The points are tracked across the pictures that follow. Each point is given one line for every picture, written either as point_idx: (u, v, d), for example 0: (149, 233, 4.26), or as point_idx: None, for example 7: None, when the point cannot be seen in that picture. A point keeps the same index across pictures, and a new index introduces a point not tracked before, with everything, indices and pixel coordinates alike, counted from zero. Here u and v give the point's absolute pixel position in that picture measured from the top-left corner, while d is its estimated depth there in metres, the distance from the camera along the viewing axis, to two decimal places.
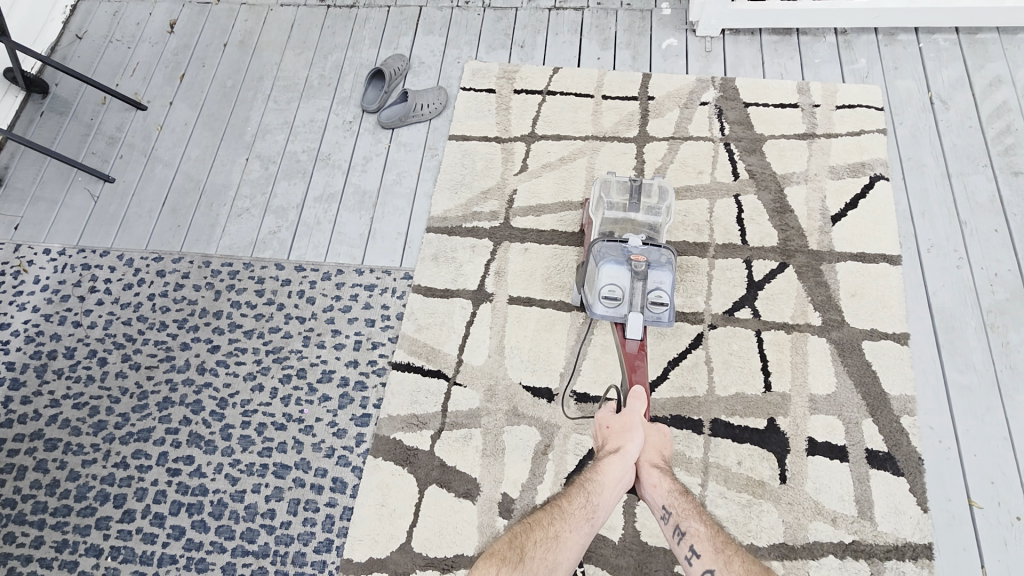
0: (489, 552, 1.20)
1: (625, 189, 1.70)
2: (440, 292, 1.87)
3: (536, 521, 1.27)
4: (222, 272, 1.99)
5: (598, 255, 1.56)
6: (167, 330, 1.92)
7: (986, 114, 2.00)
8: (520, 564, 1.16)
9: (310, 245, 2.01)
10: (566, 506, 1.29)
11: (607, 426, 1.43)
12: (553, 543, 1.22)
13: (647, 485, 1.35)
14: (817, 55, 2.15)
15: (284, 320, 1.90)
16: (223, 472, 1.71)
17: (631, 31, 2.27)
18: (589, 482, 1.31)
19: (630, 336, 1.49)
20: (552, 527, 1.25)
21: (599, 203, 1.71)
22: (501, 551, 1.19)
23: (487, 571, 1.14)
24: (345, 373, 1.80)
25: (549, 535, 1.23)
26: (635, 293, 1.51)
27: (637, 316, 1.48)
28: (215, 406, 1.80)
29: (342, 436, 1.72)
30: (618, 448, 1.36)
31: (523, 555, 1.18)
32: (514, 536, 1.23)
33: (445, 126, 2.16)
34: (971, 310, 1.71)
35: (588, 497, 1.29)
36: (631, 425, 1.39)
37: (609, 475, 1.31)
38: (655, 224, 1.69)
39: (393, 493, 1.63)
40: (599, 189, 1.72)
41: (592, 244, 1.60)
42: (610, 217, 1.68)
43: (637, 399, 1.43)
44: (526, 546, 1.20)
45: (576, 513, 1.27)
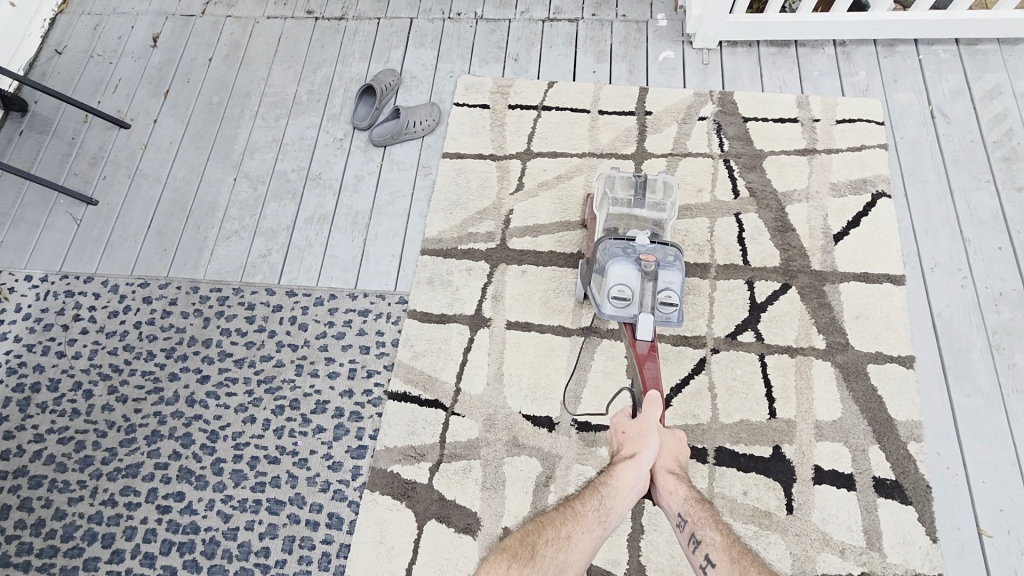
0: (500, 549, 1.19)
1: (630, 185, 1.66)
2: (437, 317, 1.83)
3: (548, 521, 1.23)
4: (210, 297, 1.93)
5: (605, 254, 1.48)
6: (154, 360, 1.86)
7: (988, 128, 1.97)
8: (529, 562, 1.13)
9: (302, 268, 1.95)
10: (579, 507, 1.23)
11: (622, 431, 1.33)
12: (564, 543, 1.18)
13: (663, 492, 1.28)
14: (815, 68, 2.11)
15: (276, 347, 1.84)
16: (215, 509, 1.66)
17: (626, 44, 2.22)
18: (604, 484, 1.24)
19: (641, 337, 1.37)
20: (563, 527, 1.20)
21: (604, 199, 1.69)
22: (512, 548, 1.17)
23: (496, 567, 1.13)
24: (339, 404, 1.75)
25: (560, 535, 1.19)
26: (645, 293, 1.40)
27: (647, 317, 1.37)
28: (206, 439, 1.74)
29: (337, 469, 1.67)
30: (634, 453, 1.27)
31: (533, 554, 1.15)
32: (525, 534, 1.21)
33: (439, 143, 2.11)
34: (976, 331, 1.69)
35: (601, 499, 1.22)
36: (647, 429, 1.28)
37: (624, 480, 1.23)
38: (659, 221, 1.64)
39: (392, 529, 1.59)
40: (604, 184, 1.70)
41: (599, 243, 1.51)
42: (615, 213, 1.65)
43: (652, 405, 1.31)
44: (537, 545, 1.17)
45: (589, 514, 1.21)
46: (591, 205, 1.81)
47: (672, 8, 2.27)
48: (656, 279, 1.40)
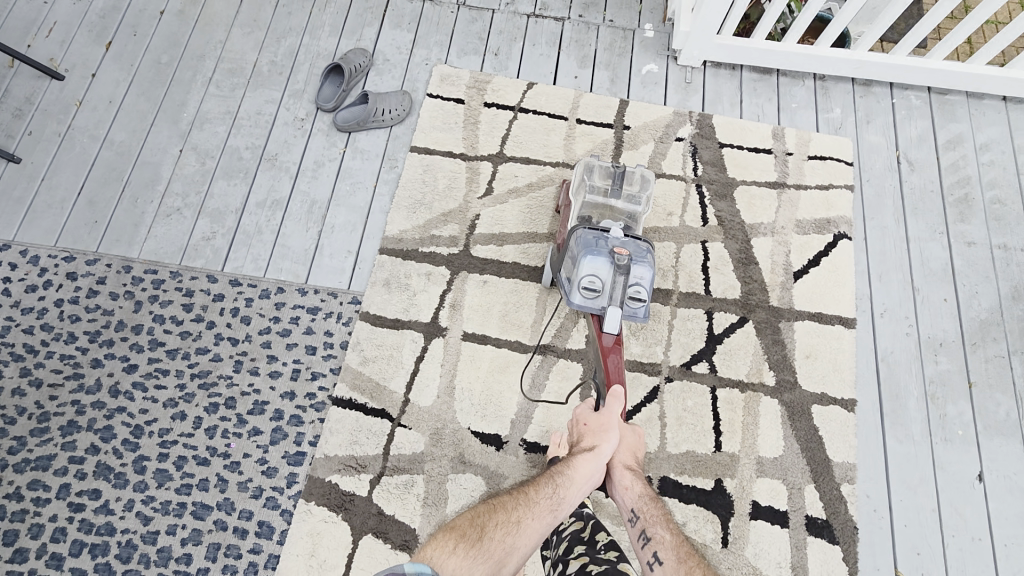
0: (448, 526, 1.08)
1: (608, 175, 1.63)
2: (390, 322, 1.75)
3: (498, 505, 1.16)
4: (144, 280, 1.79)
5: (579, 243, 1.46)
6: (75, 343, 1.71)
7: (948, 180, 2.02)
8: (477, 543, 1.04)
9: (249, 256, 1.83)
10: (532, 494, 1.18)
11: (584, 423, 1.37)
12: (514, 528, 1.11)
13: (617, 486, 1.30)
14: (794, 99, 2.11)
15: (214, 340, 1.72)
16: (134, 510, 1.55)
17: (611, 52, 2.16)
18: (560, 473, 1.22)
19: (607, 330, 1.38)
20: (514, 511, 1.14)
21: (581, 185, 1.65)
22: (461, 527, 1.07)
23: (443, 544, 1.02)
24: (279, 406, 1.66)
25: (511, 519, 1.12)
26: (615, 288, 1.39)
27: (615, 311, 1.37)
28: (129, 434, 1.62)
29: (272, 476, 1.59)
30: (593, 446, 1.29)
31: (482, 535, 1.06)
32: (476, 515, 1.11)
33: (408, 134, 2.00)
34: (915, 380, 1.75)
35: (556, 487, 1.19)
36: (608, 424, 1.32)
37: (582, 471, 1.22)
38: (633, 214, 1.62)
39: (325, 542, 1.53)
40: (582, 170, 1.65)
41: (572, 232, 1.48)
42: (592, 202, 1.62)
43: (616, 400, 1.35)
44: (487, 528, 1.08)
45: (542, 501, 1.17)
46: (566, 192, 1.76)
47: (660, 18, 2.22)
48: (628, 274, 1.38)
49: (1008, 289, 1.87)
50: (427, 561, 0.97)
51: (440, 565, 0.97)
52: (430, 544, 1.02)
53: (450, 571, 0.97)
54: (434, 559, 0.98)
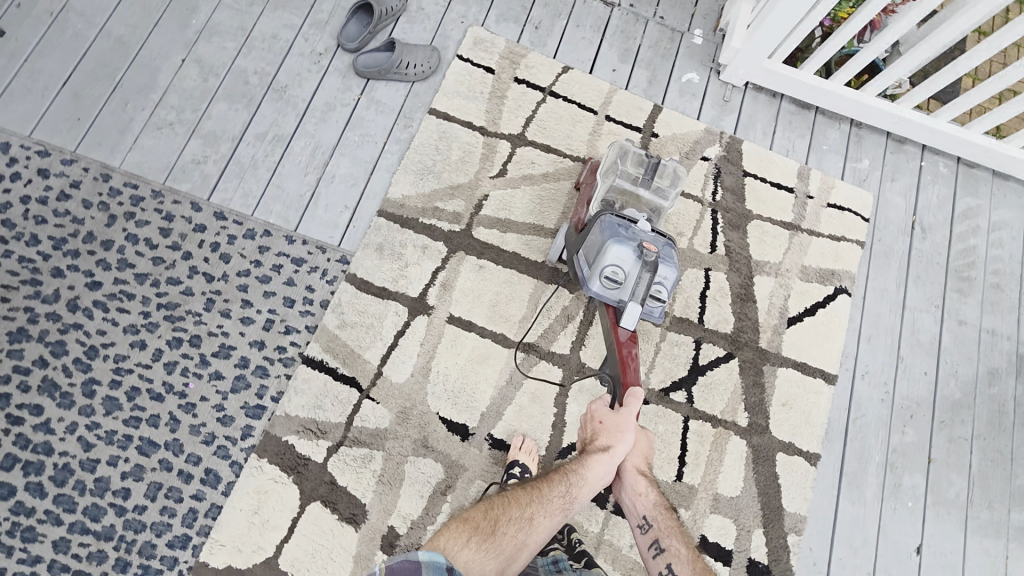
0: (462, 516, 1.16)
1: (641, 163, 1.57)
2: (376, 289, 1.68)
3: (512, 498, 1.23)
4: (122, 194, 1.67)
5: (606, 230, 1.39)
6: (37, 247, 1.59)
7: (956, 255, 2.01)
8: (490, 537, 1.13)
9: (239, 191, 1.72)
10: (546, 490, 1.25)
11: (599, 420, 1.34)
12: (526, 524, 1.19)
13: (630, 491, 1.33)
14: (826, 141, 2.06)
15: (188, 272, 1.63)
16: (76, 434, 1.48)
17: (655, 51, 2.06)
18: (573, 473, 1.26)
19: (624, 324, 1.34)
20: (527, 507, 1.21)
21: (612, 167, 1.60)
22: (475, 519, 1.15)
23: (457, 535, 1.11)
24: (246, 354, 1.59)
25: (524, 515, 1.20)
26: (638, 283, 1.33)
27: (634, 307, 1.32)
28: (82, 354, 1.53)
29: (227, 425, 1.53)
30: (609, 447, 1.29)
31: (495, 529, 1.14)
32: (490, 507, 1.19)
33: (429, 94, 1.89)
34: (879, 445, 1.78)
35: (570, 487, 1.25)
36: (625, 426, 1.31)
37: (595, 472, 1.25)
38: (657, 208, 1.59)
39: (271, 502, 1.49)
40: (616, 152, 1.63)
41: (600, 218, 1.41)
42: (619, 186, 1.57)
43: (633, 400, 1.32)
44: (500, 522, 1.16)
45: (555, 500, 1.24)
46: (591, 173, 1.69)
47: (712, 26, 2.11)
48: (654, 272, 1.33)
49: (986, 374, 1.90)
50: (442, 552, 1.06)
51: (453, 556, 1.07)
52: (444, 533, 1.11)
53: (461, 564, 1.06)
54: (448, 551, 1.07)
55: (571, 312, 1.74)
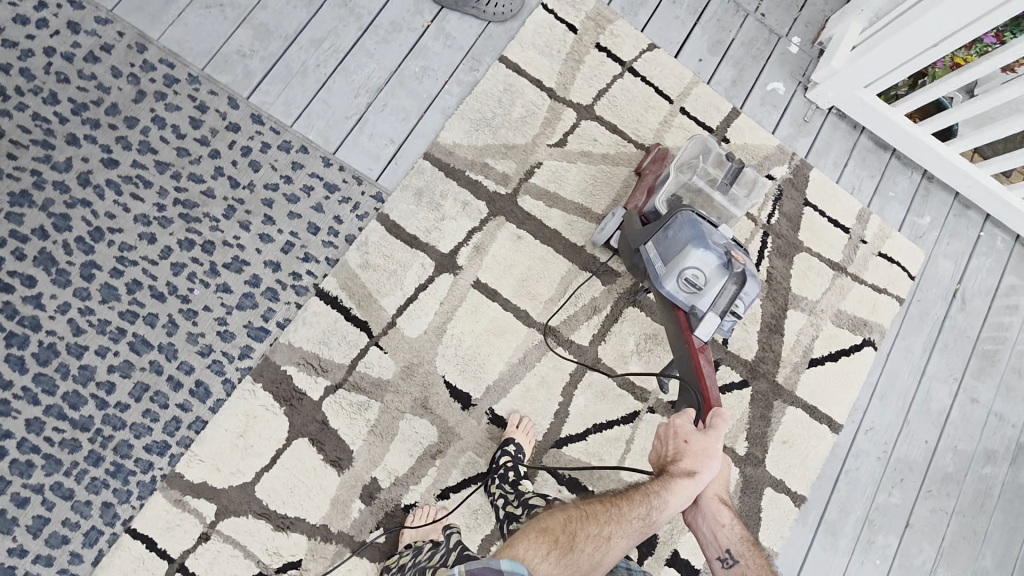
0: (541, 526, 1.10)
1: (721, 165, 1.54)
2: (407, 236, 1.59)
3: (591, 511, 1.14)
4: (156, 70, 1.52)
5: (692, 231, 1.40)
6: (54, 108, 1.46)
7: (988, 333, 1.97)
8: (567, 553, 1.06)
9: (282, 97, 1.59)
10: (625, 509, 1.15)
11: (685, 440, 1.24)
12: (604, 543, 1.10)
13: (711, 520, 1.23)
14: (894, 187, 1.97)
15: (212, 172, 1.51)
16: (67, 316, 1.40)
17: (747, 50, 1.92)
18: (655, 495, 1.15)
19: (698, 334, 1.39)
20: (606, 526, 1.12)
21: (691, 162, 1.56)
22: (552, 531, 1.08)
23: (535, 547, 1.05)
24: (259, 272, 1.50)
25: (602, 533, 1.11)
26: (721, 295, 1.38)
27: (714, 317, 1.37)
28: (86, 233, 1.43)
29: (226, 340, 1.46)
30: (693, 472, 1.20)
31: (571, 545, 1.07)
32: (568, 518, 1.11)
33: (503, 40, 1.74)
34: (864, 501, 1.78)
35: (651, 510, 1.14)
36: (712, 450, 1.22)
37: (679, 498, 1.16)
38: (726, 214, 1.54)
39: (257, 428, 1.44)
40: (698, 146, 1.58)
41: (684, 218, 1.41)
42: (692, 185, 1.52)
43: (721, 421, 1.27)
44: (578, 536, 1.09)
45: (634, 521, 1.13)
46: (658, 161, 1.64)
47: (811, 37, 1.97)
48: (741, 285, 1.37)
49: (983, 455, 1.90)
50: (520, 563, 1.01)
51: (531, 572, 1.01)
52: (521, 543, 1.05)
53: None
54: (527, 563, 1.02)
55: (599, 304, 1.67)
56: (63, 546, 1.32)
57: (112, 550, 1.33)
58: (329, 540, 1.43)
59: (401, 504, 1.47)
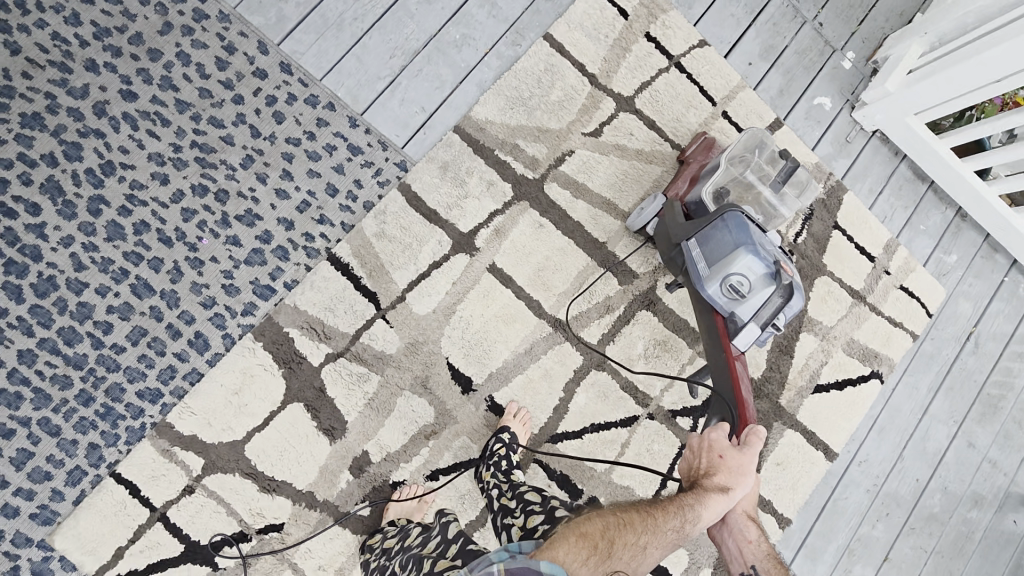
0: (578, 530, 0.98)
1: (773, 163, 1.59)
2: (426, 210, 1.54)
3: (626, 519, 1.04)
4: (185, 3, 1.45)
5: (741, 236, 1.38)
6: (75, 29, 1.39)
7: (995, 379, 1.95)
8: (608, 560, 0.95)
9: (314, 48, 1.51)
10: (660, 520, 1.05)
11: (719, 455, 1.19)
12: (639, 554, 1.00)
13: (737, 535, 1.18)
14: (925, 221, 1.93)
15: (234, 118, 1.45)
16: (70, 250, 1.35)
17: (799, 59, 1.85)
18: (692, 508, 1.08)
19: (736, 342, 1.39)
20: (643, 534, 1.02)
21: (743, 157, 1.57)
22: (591, 535, 0.97)
23: (575, 551, 0.93)
24: (271, 229, 1.45)
25: (638, 542, 1.01)
26: (766, 306, 1.37)
27: (755, 328, 1.37)
28: (97, 166, 1.38)
29: (231, 295, 1.42)
30: (727, 487, 1.14)
31: (610, 552, 0.97)
32: (606, 524, 1.01)
33: (550, 16, 1.66)
34: (847, 531, 1.79)
35: (686, 522, 1.06)
36: (746, 467, 1.18)
37: (713, 512, 1.10)
38: (771, 212, 1.56)
39: (253, 387, 1.41)
40: (752, 141, 1.60)
41: (734, 221, 1.39)
42: (743, 180, 1.54)
43: (756, 442, 1.24)
44: (615, 544, 0.98)
45: (669, 533, 1.04)
46: (704, 151, 1.63)
47: (866, 54, 1.90)
48: (787, 298, 1.36)
49: (970, 500, 1.90)
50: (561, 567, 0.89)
51: None
52: (561, 545, 0.92)
53: None
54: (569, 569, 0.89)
55: (612, 304, 1.64)
56: (45, 482, 1.30)
57: (95, 492, 1.32)
58: (313, 508, 1.42)
59: (389, 480, 1.45)
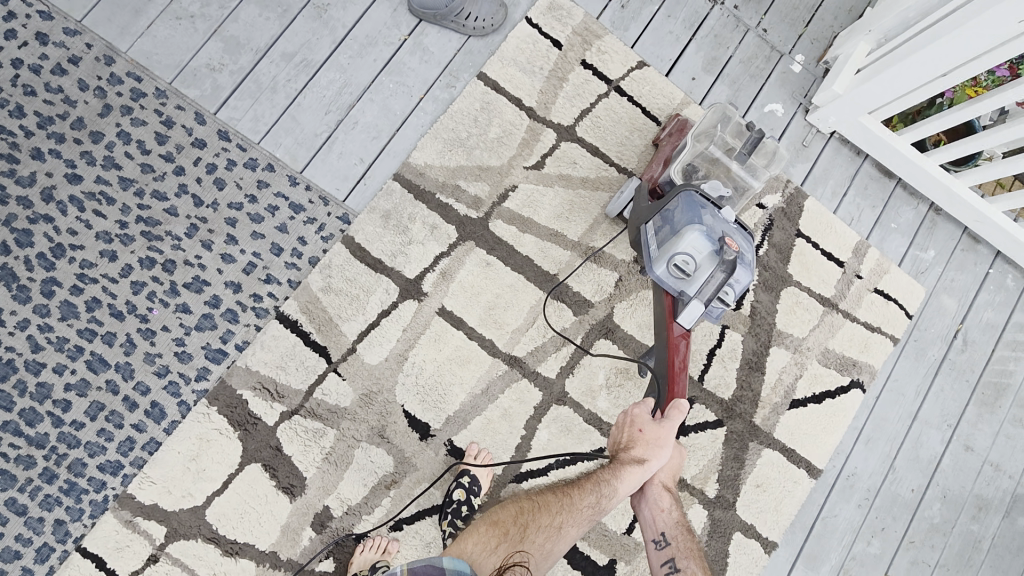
0: (492, 519, 1.25)
1: (739, 135, 1.53)
2: (371, 261, 1.55)
3: (543, 503, 1.28)
4: (123, 84, 1.50)
5: (688, 212, 1.33)
6: (20, 121, 1.45)
7: (990, 377, 1.85)
8: (518, 544, 1.20)
9: (250, 112, 1.55)
10: (576, 499, 1.28)
11: (639, 428, 1.29)
12: (555, 532, 1.24)
13: (653, 505, 1.32)
14: (897, 219, 1.86)
15: (176, 190, 1.49)
16: (26, 333, 1.40)
17: (745, 68, 1.81)
18: (605, 484, 1.25)
19: (680, 321, 1.31)
20: (557, 515, 1.26)
21: (709, 131, 1.53)
22: (505, 524, 1.23)
23: (486, 539, 1.20)
24: (218, 293, 1.48)
25: (553, 523, 1.25)
26: (709, 282, 1.29)
27: (698, 305, 1.28)
28: (48, 250, 1.43)
29: (183, 361, 1.45)
30: (643, 460, 1.26)
31: (523, 535, 1.22)
32: (521, 511, 1.26)
33: (483, 55, 1.67)
34: (840, 549, 1.71)
35: (600, 498, 1.25)
36: (664, 440, 1.28)
37: (629, 485, 1.24)
38: (744, 186, 1.51)
39: (210, 452, 1.43)
40: (717, 116, 1.55)
41: (683, 199, 1.35)
42: (709, 154, 1.50)
43: (677, 414, 1.30)
44: (529, 528, 1.23)
45: (584, 509, 1.26)
46: (676, 133, 1.60)
47: (816, 55, 1.85)
48: (730, 274, 1.27)
49: (974, 507, 1.79)
50: (466, 558, 1.16)
51: (478, 563, 1.16)
52: (474, 536, 1.20)
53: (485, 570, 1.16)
54: (475, 556, 1.17)
55: (568, 335, 1.61)
56: (15, 560, 1.35)
57: (63, 568, 1.35)
58: (278, 567, 1.43)
59: (352, 533, 1.45)
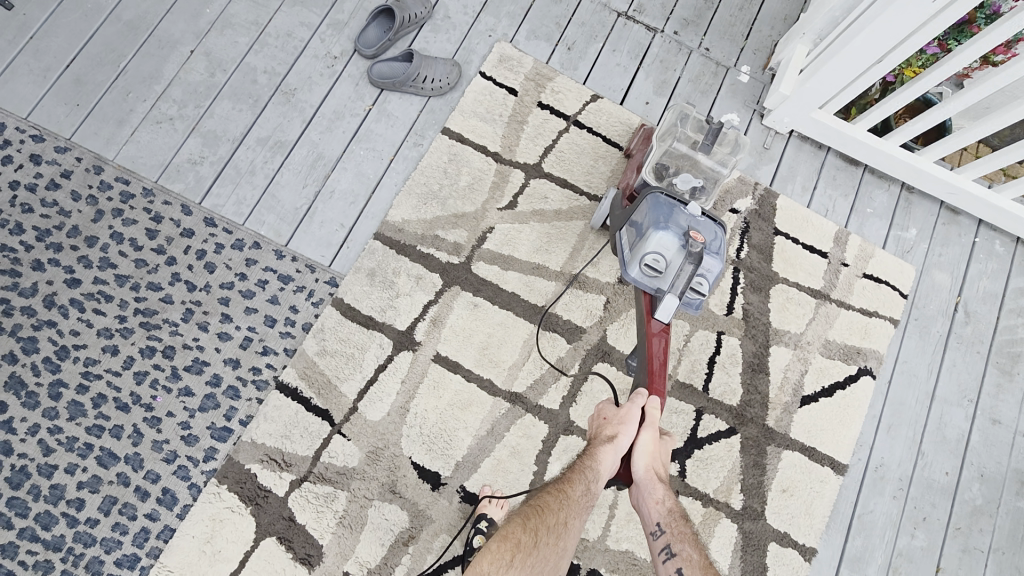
0: (502, 533, 1.19)
1: (699, 130, 1.62)
2: (362, 319, 1.59)
3: (542, 504, 1.26)
4: (112, 189, 1.60)
5: (654, 213, 1.38)
6: (20, 237, 1.54)
7: (1001, 344, 1.81)
8: (532, 551, 1.18)
9: (233, 197, 1.64)
10: (570, 491, 1.29)
11: (605, 417, 1.36)
12: (561, 528, 1.25)
13: (647, 499, 1.29)
14: (871, 204, 1.88)
15: (169, 279, 1.56)
16: (37, 437, 1.44)
17: (695, 85, 1.90)
18: (590, 470, 1.29)
19: (658, 316, 1.29)
20: (560, 512, 1.26)
21: (671, 129, 1.61)
22: (515, 535, 1.18)
23: (500, 556, 1.14)
24: (219, 371, 1.52)
25: (559, 521, 1.25)
26: (679, 275, 1.31)
27: (673, 298, 1.28)
28: (53, 353, 1.48)
29: (191, 444, 1.47)
30: (613, 437, 1.32)
31: (537, 541, 1.20)
32: (525, 519, 1.22)
33: (444, 112, 1.77)
34: (884, 546, 1.64)
35: (590, 484, 1.29)
36: (626, 417, 1.33)
37: (608, 463, 1.30)
38: (715, 176, 1.55)
39: (224, 532, 1.43)
40: (675, 116, 1.63)
41: (649, 200, 1.39)
42: (674, 150, 1.55)
43: (638, 395, 1.34)
44: (540, 531, 1.21)
45: (580, 498, 1.28)
46: (643, 141, 1.65)
47: (761, 63, 1.94)
48: (698, 264, 1.30)
49: (1015, 482, 1.72)
50: None
51: None
52: (488, 556, 1.13)
53: None
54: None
55: (566, 364, 1.62)
56: None
57: None
58: None
59: None
